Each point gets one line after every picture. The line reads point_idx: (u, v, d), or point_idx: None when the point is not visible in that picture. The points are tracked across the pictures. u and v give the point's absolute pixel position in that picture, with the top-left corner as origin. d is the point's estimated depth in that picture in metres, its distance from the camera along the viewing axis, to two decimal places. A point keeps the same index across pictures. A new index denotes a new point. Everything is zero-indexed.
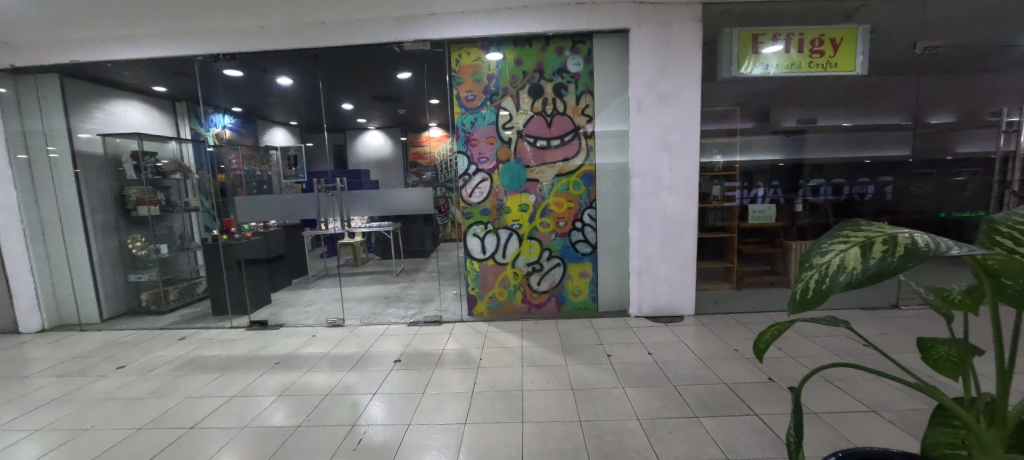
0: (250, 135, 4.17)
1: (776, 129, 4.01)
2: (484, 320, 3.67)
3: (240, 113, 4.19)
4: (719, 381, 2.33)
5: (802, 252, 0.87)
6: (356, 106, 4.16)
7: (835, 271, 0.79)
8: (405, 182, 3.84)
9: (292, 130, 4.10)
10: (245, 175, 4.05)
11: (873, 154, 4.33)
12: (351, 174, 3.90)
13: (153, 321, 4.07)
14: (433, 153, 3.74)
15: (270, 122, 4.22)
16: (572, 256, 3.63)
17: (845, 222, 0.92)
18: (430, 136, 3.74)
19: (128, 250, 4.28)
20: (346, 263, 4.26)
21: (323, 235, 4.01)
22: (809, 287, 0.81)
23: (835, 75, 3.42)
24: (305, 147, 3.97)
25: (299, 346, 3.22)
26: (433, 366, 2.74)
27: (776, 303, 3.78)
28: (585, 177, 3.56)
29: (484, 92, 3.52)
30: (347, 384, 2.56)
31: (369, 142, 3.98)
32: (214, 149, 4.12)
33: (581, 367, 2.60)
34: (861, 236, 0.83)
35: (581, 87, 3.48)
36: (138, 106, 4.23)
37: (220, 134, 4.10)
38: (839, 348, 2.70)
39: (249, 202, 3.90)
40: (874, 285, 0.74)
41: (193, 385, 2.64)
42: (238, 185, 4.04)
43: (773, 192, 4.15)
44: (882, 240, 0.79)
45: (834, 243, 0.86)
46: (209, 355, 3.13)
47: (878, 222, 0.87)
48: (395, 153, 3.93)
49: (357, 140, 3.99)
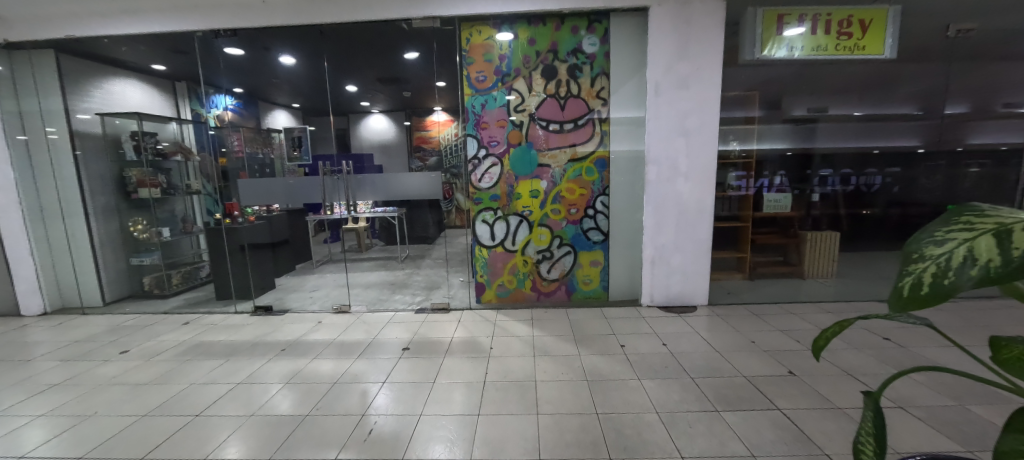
0: (252, 117, 4.34)
1: (787, 117, 3.96)
2: (493, 307, 3.61)
3: (241, 94, 4.32)
4: (737, 374, 2.27)
5: (909, 243, 0.80)
6: (360, 87, 4.03)
7: (958, 264, 0.72)
8: (410, 168, 3.67)
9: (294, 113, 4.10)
10: (247, 158, 3.93)
11: (883, 145, 4.69)
12: (352, 157, 3.75)
13: (156, 305, 4.02)
14: (438, 138, 3.62)
15: (271, 104, 4.37)
16: (583, 244, 3.55)
17: (961, 208, 0.84)
18: (435, 120, 3.67)
19: (129, 234, 4.19)
20: (350, 249, 4.21)
21: (326, 220, 3.84)
22: (921, 282, 0.74)
23: (862, 58, 3.27)
24: (309, 129, 3.83)
25: (306, 332, 3.17)
26: (443, 355, 2.69)
27: (791, 294, 3.68)
28: (598, 163, 3.44)
29: (496, 73, 3.38)
30: (356, 372, 2.51)
31: (369, 124, 3.94)
32: (215, 131, 4.04)
33: (595, 357, 2.55)
34: (989, 223, 0.75)
35: (596, 69, 3.34)
36: (137, 86, 4.11)
37: (222, 116, 4.09)
38: (860, 341, 2.64)
39: (252, 186, 3.77)
40: (1011, 281, 0.67)
41: (197, 372, 2.59)
42: (240, 168, 3.90)
43: (780, 181, 3.98)
44: (1022, 229, 0.70)
45: (952, 231, 0.78)
46: (214, 341, 3.07)
47: (1006, 208, 0.78)
48: (399, 138, 3.87)
49: (360, 124, 3.92)
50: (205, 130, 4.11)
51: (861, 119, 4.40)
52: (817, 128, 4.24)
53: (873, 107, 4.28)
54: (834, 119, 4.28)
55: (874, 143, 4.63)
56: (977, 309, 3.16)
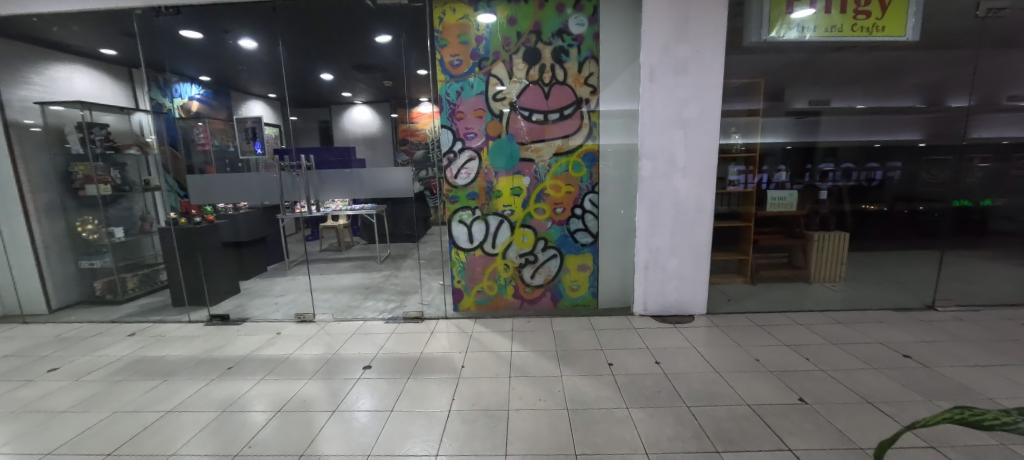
0: (223, 108, 3.42)
1: (788, 110, 3.69)
2: (471, 316, 3.31)
3: (209, 82, 3.61)
4: (740, 402, 1.97)
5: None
6: (337, 76, 3.54)
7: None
8: (393, 162, 3.24)
9: (272, 104, 3.40)
10: (215, 151, 3.39)
11: (883, 138, 4.55)
12: (339, 154, 3.32)
13: (106, 313, 3.70)
14: (425, 130, 3.14)
15: (246, 93, 3.43)
16: (570, 247, 3.23)
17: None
18: (420, 112, 3.19)
19: (78, 234, 3.83)
20: (329, 247, 3.84)
21: (304, 218, 3.44)
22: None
23: (881, 41, 2.93)
24: (290, 121, 3.39)
25: (260, 346, 2.85)
26: (408, 376, 2.37)
27: (797, 301, 3.37)
28: (587, 157, 3.11)
29: (472, 57, 3.03)
30: (305, 397, 2.19)
31: (355, 117, 3.40)
32: (180, 122, 3.59)
33: (579, 379, 2.24)
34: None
35: (584, 52, 2.99)
36: (84, 73, 3.65)
37: (187, 106, 3.59)
38: (876, 359, 2.36)
39: (225, 183, 3.41)
40: None
41: (127, 395, 2.28)
42: (207, 162, 3.42)
43: (779, 176, 3.65)
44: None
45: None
46: (156, 356, 2.76)
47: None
48: (384, 130, 3.36)
49: (342, 115, 3.41)
50: (167, 120, 3.65)
51: (865, 111, 4.25)
52: (818, 121, 4.07)
53: (875, 100, 4.17)
54: (837, 112, 4.12)
55: (875, 137, 4.48)
56: (1003, 319, 2.88)
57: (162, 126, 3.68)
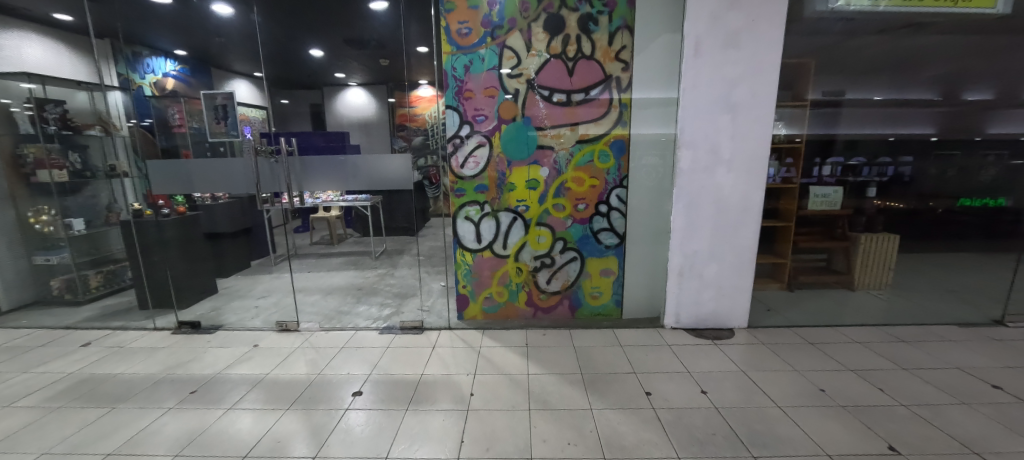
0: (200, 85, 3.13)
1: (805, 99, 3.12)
2: (478, 326, 2.91)
3: (183, 57, 3.29)
4: (820, 451, 1.59)
5: None
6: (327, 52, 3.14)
7: None
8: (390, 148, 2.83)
9: (256, 84, 2.93)
10: (192, 133, 3.00)
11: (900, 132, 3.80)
12: (329, 137, 2.88)
13: (62, 318, 3.26)
14: (422, 116, 2.78)
15: (229, 72, 3.04)
16: (592, 249, 2.83)
17: None
18: (419, 96, 2.80)
19: (31, 227, 3.38)
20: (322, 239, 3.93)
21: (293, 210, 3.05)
22: None
23: (966, 13, 2.51)
24: (277, 104, 2.90)
25: (233, 363, 2.44)
26: (406, 407, 1.96)
27: (846, 312, 3.00)
28: (615, 145, 2.68)
29: (483, 25, 2.57)
30: (280, 436, 1.78)
31: (348, 101, 2.92)
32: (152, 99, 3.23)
33: (613, 415, 1.85)
34: None
35: (616, 21, 2.55)
36: (35, 41, 3.13)
37: (163, 83, 3.21)
38: (960, 390, 2.01)
39: (203, 170, 2.94)
40: None
41: (61, 429, 1.86)
42: (184, 145, 2.99)
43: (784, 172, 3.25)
44: None
45: None
46: (108, 374, 2.34)
47: None
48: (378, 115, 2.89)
49: (336, 99, 2.92)
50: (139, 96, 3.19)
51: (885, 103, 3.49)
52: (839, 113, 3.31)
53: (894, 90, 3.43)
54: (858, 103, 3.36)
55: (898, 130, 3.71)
56: None
57: (133, 105, 3.20)
